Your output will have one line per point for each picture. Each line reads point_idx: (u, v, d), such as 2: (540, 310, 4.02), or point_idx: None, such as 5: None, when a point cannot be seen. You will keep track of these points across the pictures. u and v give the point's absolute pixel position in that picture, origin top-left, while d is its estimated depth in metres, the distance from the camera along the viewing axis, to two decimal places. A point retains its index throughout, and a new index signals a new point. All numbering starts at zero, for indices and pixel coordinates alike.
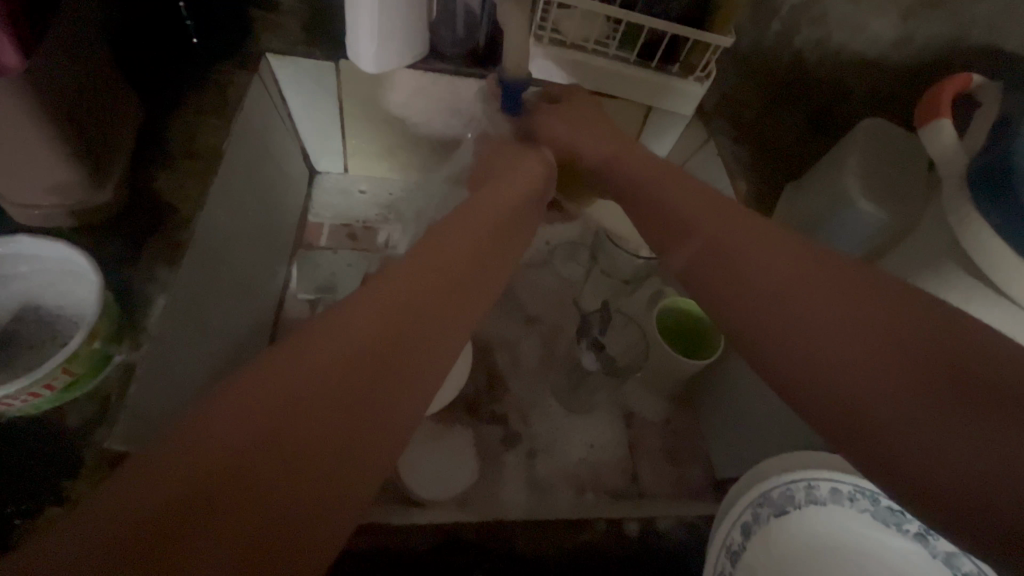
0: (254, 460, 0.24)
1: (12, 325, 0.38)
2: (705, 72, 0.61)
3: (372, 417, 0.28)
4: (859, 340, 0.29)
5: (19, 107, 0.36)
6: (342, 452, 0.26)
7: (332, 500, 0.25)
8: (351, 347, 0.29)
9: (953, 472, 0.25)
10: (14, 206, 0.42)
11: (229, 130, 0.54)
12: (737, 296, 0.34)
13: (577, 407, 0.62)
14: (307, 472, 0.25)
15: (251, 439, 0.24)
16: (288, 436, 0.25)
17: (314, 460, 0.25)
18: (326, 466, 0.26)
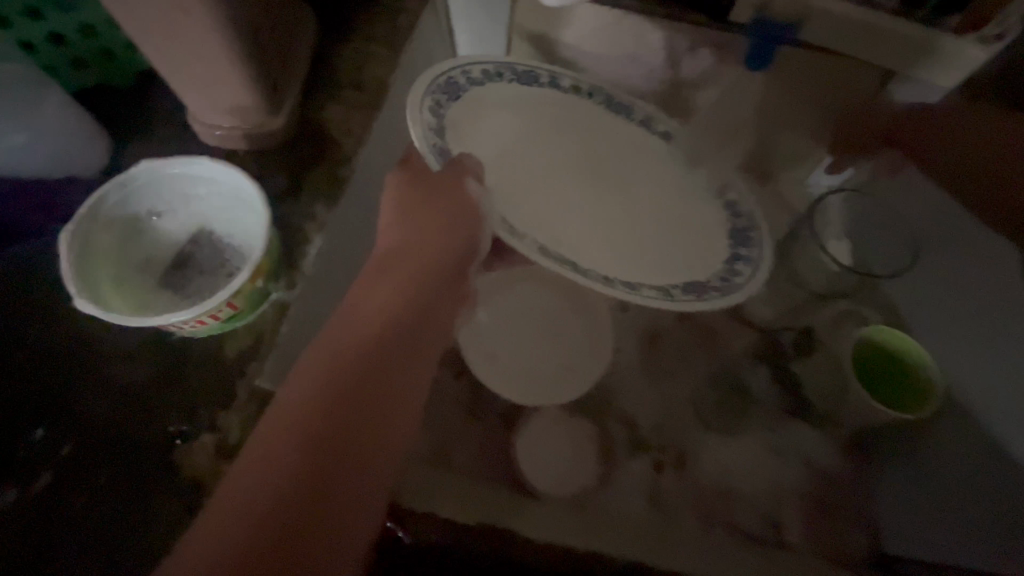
0: (290, 450, 0.26)
1: (186, 247, 0.38)
2: (999, 31, 0.43)
3: (389, 384, 0.30)
4: None
5: (210, 23, 0.34)
6: (360, 426, 0.28)
7: (374, 456, 0.28)
8: (336, 351, 0.30)
9: None
10: (199, 124, 0.43)
11: (396, 62, 0.50)
12: None
13: (722, 429, 0.53)
14: (341, 441, 0.27)
15: (275, 448, 0.26)
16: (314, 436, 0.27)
17: (338, 443, 0.27)
18: (361, 439, 0.28)
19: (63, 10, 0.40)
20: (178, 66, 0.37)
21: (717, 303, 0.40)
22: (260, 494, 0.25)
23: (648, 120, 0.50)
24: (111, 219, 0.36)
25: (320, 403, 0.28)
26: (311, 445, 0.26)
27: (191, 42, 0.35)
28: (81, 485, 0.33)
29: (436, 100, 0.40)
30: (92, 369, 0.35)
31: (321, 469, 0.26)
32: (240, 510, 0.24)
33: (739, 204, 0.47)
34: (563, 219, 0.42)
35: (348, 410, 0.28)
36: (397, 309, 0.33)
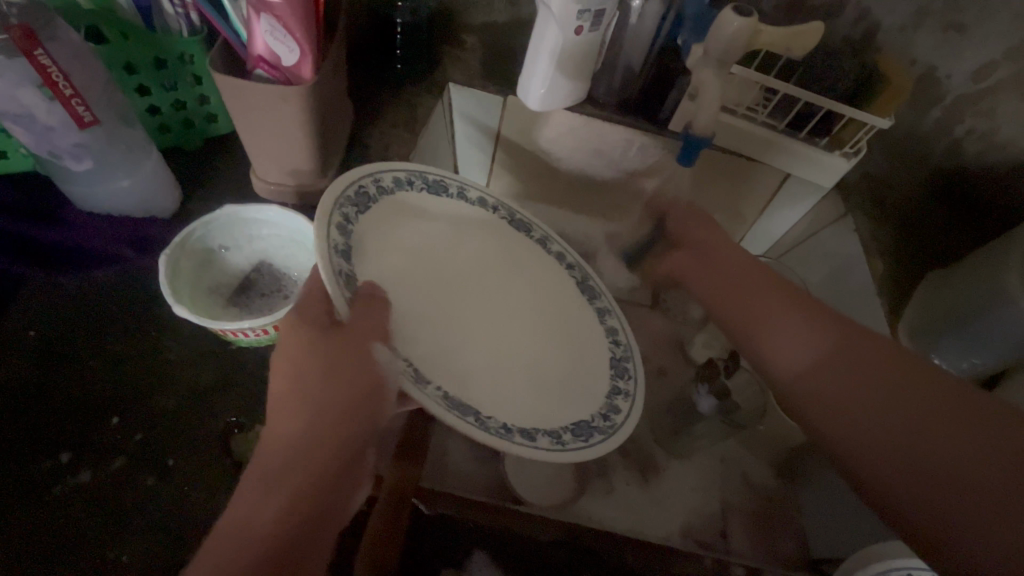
0: None
1: (250, 273, 0.48)
2: (853, 149, 0.63)
3: (327, 499, 0.34)
4: (921, 457, 0.35)
5: (296, 108, 0.46)
6: (300, 554, 0.31)
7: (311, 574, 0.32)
8: (277, 460, 0.33)
9: (955, 520, 0.32)
10: (258, 180, 0.53)
11: (415, 143, 0.63)
12: (861, 435, 0.38)
13: (677, 451, 0.61)
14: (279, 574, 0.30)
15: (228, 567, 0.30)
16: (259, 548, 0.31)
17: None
18: (295, 562, 0.31)
19: (164, 90, 0.50)
20: (258, 136, 0.48)
21: (599, 445, 0.43)
22: None
23: (542, 239, 0.59)
24: (194, 248, 0.44)
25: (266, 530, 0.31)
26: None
27: (277, 123, 0.47)
28: (153, 465, 0.39)
29: (344, 215, 0.40)
30: (162, 373, 0.42)
31: None
32: None
33: (618, 331, 0.56)
34: (454, 351, 0.44)
35: (287, 542, 0.31)
36: (339, 418, 0.35)
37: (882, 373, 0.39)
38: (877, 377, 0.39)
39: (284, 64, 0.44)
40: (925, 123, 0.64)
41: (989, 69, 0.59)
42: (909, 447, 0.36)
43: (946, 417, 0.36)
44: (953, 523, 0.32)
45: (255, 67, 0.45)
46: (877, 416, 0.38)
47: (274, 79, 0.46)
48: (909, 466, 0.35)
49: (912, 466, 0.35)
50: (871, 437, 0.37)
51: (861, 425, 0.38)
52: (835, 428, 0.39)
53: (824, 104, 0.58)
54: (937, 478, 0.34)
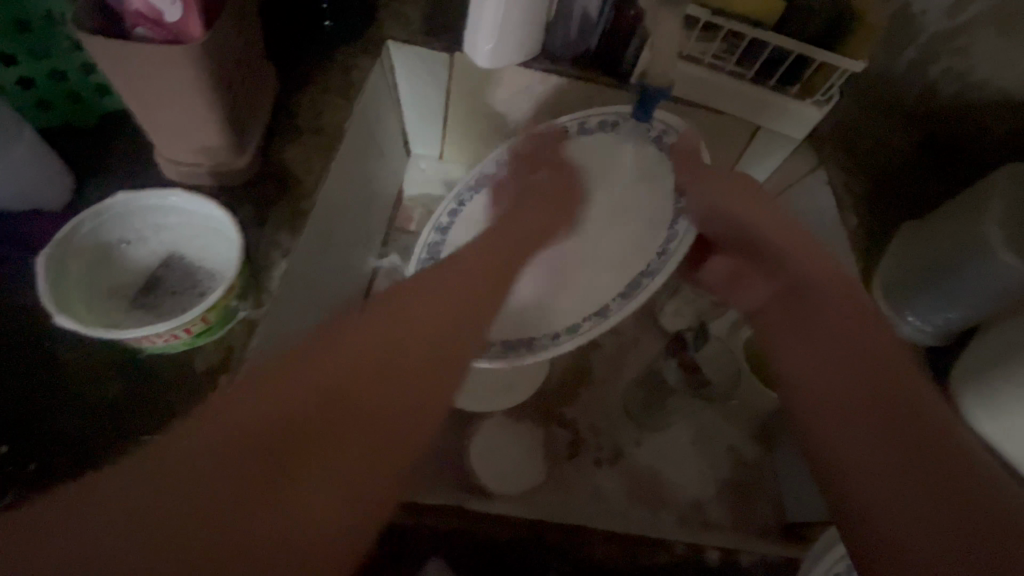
0: (259, 445, 0.29)
1: (158, 270, 0.42)
2: (826, 96, 0.58)
3: (395, 414, 0.34)
4: (866, 448, 0.35)
5: (191, 74, 0.39)
6: (357, 441, 0.32)
7: (350, 471, 0.31)
8: (389, 338, 0.36)
9: (874, 495, 0.33)
10: (164, 161, 0.46)
11: (351, 110, 0.56)
12: (801, 383, 0.41)
13: (650, 425, 0.58)
14: (308, 447, 0.30)
15: (230, 427, 0.29)
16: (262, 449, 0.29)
17: (313, 435, 0.31)
18: (339, 445, 0.31)
19: (36, 58, 0.43)
20: (153, 111, 0.42)
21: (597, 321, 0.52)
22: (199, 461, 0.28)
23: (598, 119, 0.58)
24: (85, 246, 0.39)
25: (328, 408, 0.32)
26: (279, 438, 0.30)
27: (172, 92, 0.40)
28: (56, 497, 0.35)
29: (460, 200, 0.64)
30: (65, 392, 0.38)
31: (285, 450, 0.30)
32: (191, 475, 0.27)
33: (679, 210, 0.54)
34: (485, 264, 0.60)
35: (333, 425, 0.31)
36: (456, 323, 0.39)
37: (865, 354, 0.39)
38: (857, 359, 0.39)
39: (167, 19, 0.38)
40: (899, 65, 0.60)
41: (965, 2, 0.53)
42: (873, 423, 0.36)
43: (900, 402, 0.36)
44: (873, 504, 0.33)
45: (134, 25, 0.38)
46: (835, 391, 0.39)
47: (157, 38, 0.39)
48: (842, 447, 0.36)
49: (848, 425, 0.37)
50: (852, 414, 0.37)
51: (821, 394, 0.39)
52: (804, 395, 0.40)
53: (795, 49, 0.53)
54: (888, 464, 0.33)
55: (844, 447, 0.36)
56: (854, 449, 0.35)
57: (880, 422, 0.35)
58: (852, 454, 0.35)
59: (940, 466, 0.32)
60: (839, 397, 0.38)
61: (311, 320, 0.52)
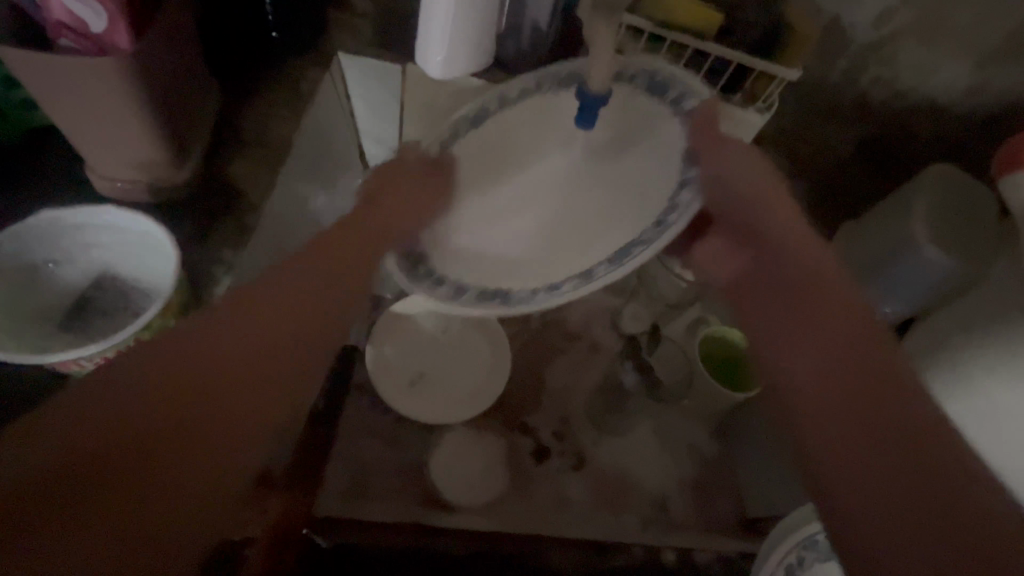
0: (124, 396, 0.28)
1: (91, 291, 0.40)
2: (767, 103, 0.60)
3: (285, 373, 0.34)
4: (854, 455, 0.36)
5: (122, 86, 0.37)
6: (244, 392, 0.32)
7: (237, 441, 0.31)
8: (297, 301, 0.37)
9: (887, 530, 0.33)
10: (98, 177, 0.44)
11: (299, 121, 0.55)
12: (799, 395, 0.41)
13: (612, 428, 0.59)
14: (203, 393, 0.30)
15: (78, 426, 0.26)
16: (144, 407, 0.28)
17: (207, 397, 0.30)
18: (233, 393, 0.31)
19: None
20: (82, 125, 0.40)
21: (607, 276, 0.50)
22: (111, 422, 0.27)
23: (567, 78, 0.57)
24: (8, 269, 0.37)
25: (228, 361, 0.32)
26: (152, 401, 0.28)
27: (101, 105, 0.38)
28: None
29: (458, 128, 0.57)
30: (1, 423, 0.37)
31: (139, 432, 0.27)
32: (98, 433, 0.26)
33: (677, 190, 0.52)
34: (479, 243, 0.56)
35: (228, 382, 0.31)
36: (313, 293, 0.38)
37: (871, 377, 0.38)
38: (859, 376, 0.39)
39: (93, 31, 0.36)
40: (833, 72, 0.63)
41: (890, 14, 0.57)
42: (844, 424, 0.38)
43: (888, 409, 0.37)
44: (874, 522, 0.33)
45: (57, 37, 0.37)
46: (824, 405, 0.39)
47: (82, 51, 0.37)
48: (827, 453, 0.37)
49: (852, 449, 0.36)
50: (853, 429, 0.37)
51: (810, 398, 0.40)
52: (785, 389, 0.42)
53: (735, 59, 0.56)
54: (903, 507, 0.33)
55: (850, 472, 0.36)
56: (844, 457, 0.36)
57: (889, 447, 0.35)
58: (837, 462, 0.37)
59: (938, 487, 0.33)
60: (835, 411, 0.38)
61: None
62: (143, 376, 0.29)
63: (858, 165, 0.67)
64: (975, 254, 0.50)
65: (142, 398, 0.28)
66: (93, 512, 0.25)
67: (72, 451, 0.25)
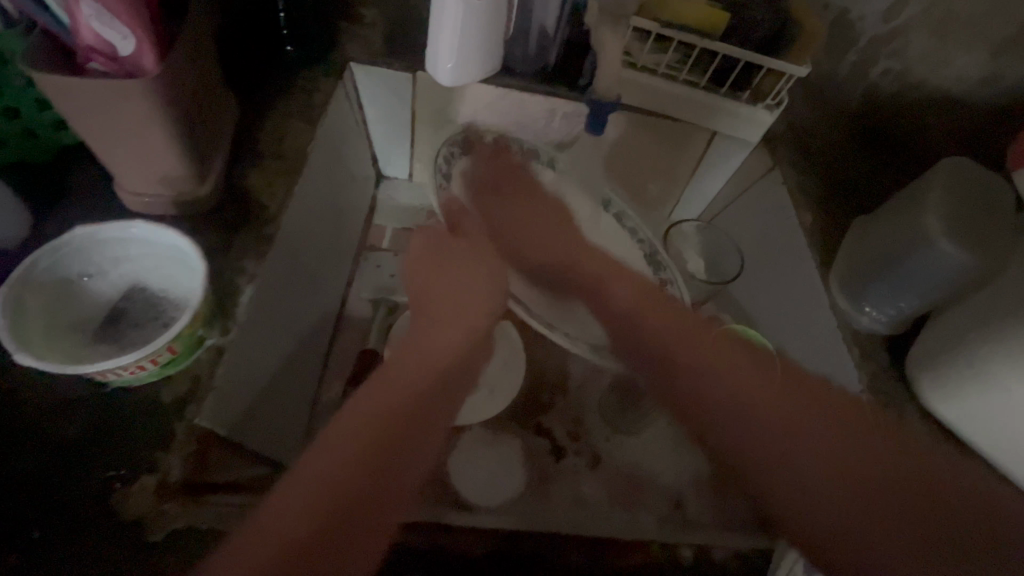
0: (293, 523, 0.33)
1: (120, 303, 0.42)
2: (776, 100, 0.60)
3: (410, 445, 0.40)
4: (814, 479, 0.45)
5: (150, 105, 0.39)
6: (390, 461, 0.38)
7: (383, 514, 0.37)
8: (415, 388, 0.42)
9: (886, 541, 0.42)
10: (125, 193, 0.46)
11: (314, 133, 0.56)
12: (750, 441, 0.48)
13: (627, 427, 0.59)
14: (375, 467, 0.37)
15: (282, 526, 0.33)
16: (331, 487, 0.35)
17: (368, 503, 0.36)
18: (385, 468, 0.38)
19: None
20: (110, 143, 0.42)
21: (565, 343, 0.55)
22: (303, 505, 0.34)
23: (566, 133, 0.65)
24: (44, 282, 0.39)
25: (358, 455, 0.37)
26: (338, 475, 0.36)
27: (129, 124, 0.40)
28: (14, 541, 0.35)
29: (449, 153, 0.58)
30: (32, 431, 0.39)
31: (331, 511, 0.35)
32: (291, 510, 0.34)
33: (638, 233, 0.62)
34: (504, 274, 0.55)
35: (385, 465, 0.38)
36: (428, 391, 0.43)
37: (835, 419, 0.47)
38: (820, 416, 0.48)
39: (121, 54, 0.38)
40: (842, 68, 0.63)
41: (899, 8, 0.56)
42: (815, 488, 0.45)
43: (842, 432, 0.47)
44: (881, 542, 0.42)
45: (87, 60, 0.38)
46: (807, 463, 0.46)
47: (111, 73, 0.39)
48: (786, 485, 0.46)
49: (812, 470, 0.46)
50: (803, 499, 0.45)
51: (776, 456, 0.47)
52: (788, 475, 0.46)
53: (743, 57, 0.55)
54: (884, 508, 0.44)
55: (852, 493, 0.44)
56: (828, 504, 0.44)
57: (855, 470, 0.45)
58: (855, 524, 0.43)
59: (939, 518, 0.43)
60: (802, 449, 0.47)
61: (284, 344, 0.52)
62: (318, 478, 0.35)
63: (871, 161, 0.66)
64: (991, 246, 0.50)
65: (316, 506, 0.34)
66: (275, 557, 0.32)
67: (286, 539, 0.33)
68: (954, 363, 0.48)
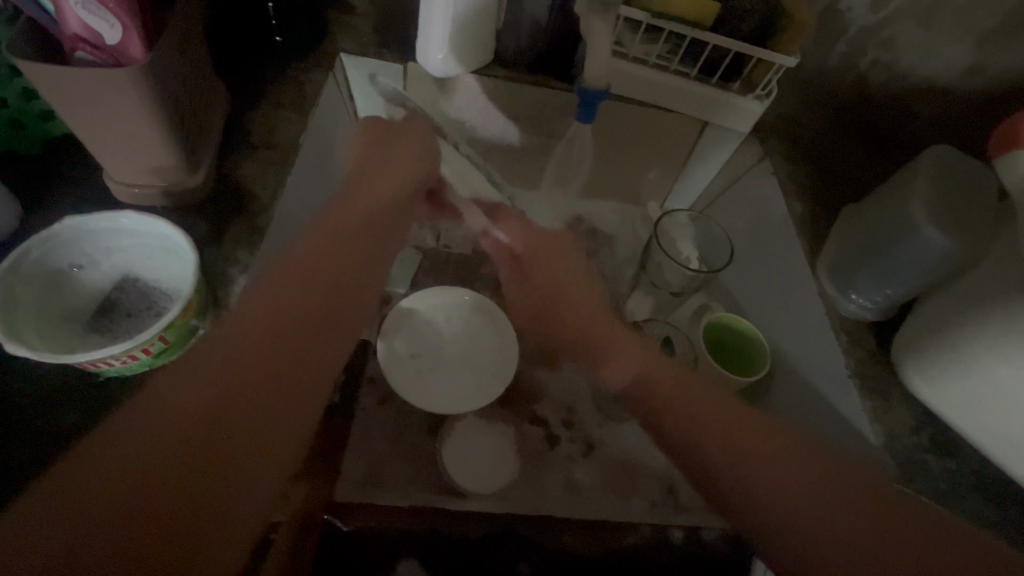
0: (137, 440, 0.26)
1: (112, 294, 0.42)
2: (766, 90, 0.60)
3: (319, 346, 0.36)
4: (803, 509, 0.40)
5: (138, 95, 0.39)
6: (245, 418, 0.30)
7: (248, 483, 0.28)
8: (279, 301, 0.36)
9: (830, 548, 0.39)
10: (115, 183, 0.46)
11: (305, 123, 0.56)
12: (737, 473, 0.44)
13: (620, 415, 0.60)
14: (227, 425, 0.29)
15: (130, 446, 0.25)
16: (202, 408, 0.28)
17: (237, 425, 0.29)
18: (246, 421, 0.30)
19: None
20: (99, 133, 0.41)
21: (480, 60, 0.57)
22: (157, 433, 0.27)
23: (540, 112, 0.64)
24: (35, 272, 0.39)
25: (236, 369, 0.31)
26: (197, 417, 0.28)
27: (117, 114, 0.40)
28: None
29: None
30: (27, 421, 0.39)
31: (188, 449, 0.27)
32: (107, 464, 0.25)
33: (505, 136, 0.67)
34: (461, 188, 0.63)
35: (261, 377, 0.31)
36: (327, 277, 0.39)
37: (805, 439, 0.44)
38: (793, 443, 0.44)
39: (108, 42, 0.38)
40: (831, 58, 0.64)
41: None
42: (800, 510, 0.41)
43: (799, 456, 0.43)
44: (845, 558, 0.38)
45: (73, 49, 0.38)
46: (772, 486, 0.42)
47: (99, 61, 0.39)
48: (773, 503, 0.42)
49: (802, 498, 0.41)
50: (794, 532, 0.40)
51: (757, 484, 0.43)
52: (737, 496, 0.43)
53: (732, 47, 0.55)
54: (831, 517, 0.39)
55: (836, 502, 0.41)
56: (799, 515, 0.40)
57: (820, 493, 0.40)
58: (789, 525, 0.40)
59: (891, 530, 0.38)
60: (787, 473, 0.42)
61: None
62: (164, 435, 0.27)
63: (860, 148, 0.67)
64: (975, 234, 0.51)
65: (197, 412, 0.28)
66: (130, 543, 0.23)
67: (147, 456, 0.26)
68: (942, 350, 0.49)
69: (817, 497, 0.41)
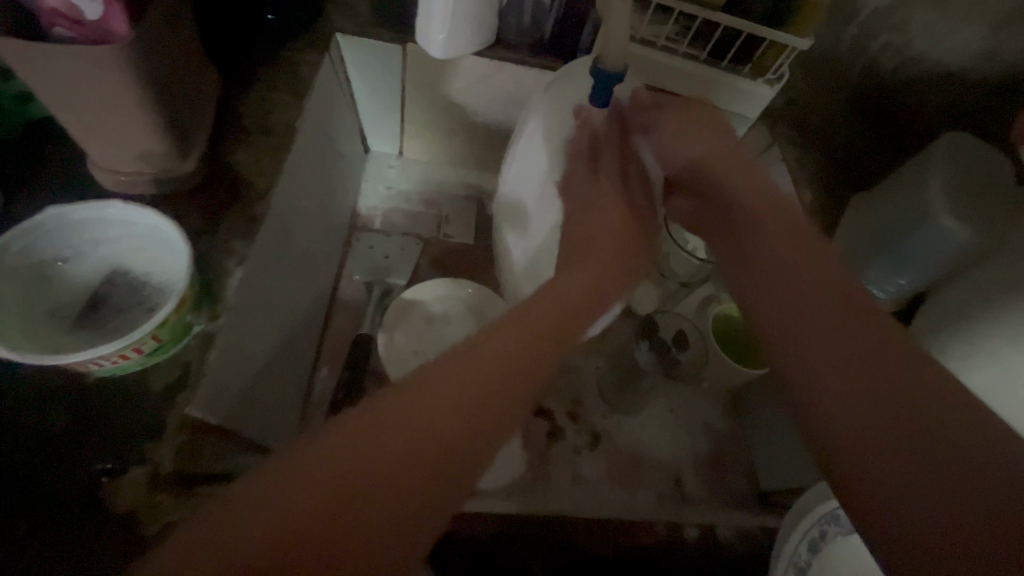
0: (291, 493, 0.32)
1: (101, 288, 0.40)
2: (777, 75, 0.58)
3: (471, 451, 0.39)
4: (850, 409, 0.34)
5: (122, 76, 0.36)
6: (445, 464, 0.37)
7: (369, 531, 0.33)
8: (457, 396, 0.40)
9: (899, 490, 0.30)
10: (101, 170, 0.43)
11: (300, 107, 0.53)
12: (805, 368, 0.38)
13: (627, 407, 0.59)
14: (398, 482, 0.35)
15: (253, 522, 0.31)
16: (386, 468, 0.35)
17: (380, 495, 0.34)
18: (393, 485, 0.35)
19: None
20: (81, 117, 0.39)
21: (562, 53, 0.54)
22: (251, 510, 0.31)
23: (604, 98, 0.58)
24: (18, 267, 0.37)
25: (411, 450, 0.36)
26: (357, 469, 0.35)
27: (101, 97, 0.37)
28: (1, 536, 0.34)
29: None
30: (16, 424, 0.37)
31: (328, 511, 0.32)
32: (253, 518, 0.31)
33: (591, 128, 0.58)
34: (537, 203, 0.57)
35: (418, 468, 0.36)
36: (507, 370, 0.43)
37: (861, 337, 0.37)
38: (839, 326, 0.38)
39: (88, 18, 0.35)
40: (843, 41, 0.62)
41: None
42: (842, 424, 0.34)
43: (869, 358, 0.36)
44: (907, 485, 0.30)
45: (50, 25, 0.36)
46: (836, 390, 0.35)
47: (79, 39, 0.36)
48: (825, 424, 0.35)
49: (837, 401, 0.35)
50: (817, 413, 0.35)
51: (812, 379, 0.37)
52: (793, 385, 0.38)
53: (745, 29, 0.53)
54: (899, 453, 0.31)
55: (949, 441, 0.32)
56: (869, 440, 0.33)
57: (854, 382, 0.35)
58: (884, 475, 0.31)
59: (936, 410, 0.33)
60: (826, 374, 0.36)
61: (278, 330, 0.50)
62: (326, 483, 0.33)
63: (871, 136, 0.66)
64: (992, 221, 0.49)
65: (317, 496, 0.33)
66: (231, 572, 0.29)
67: (263, 531, 0.31)
68: (956, 343, 0.48)
69: (834, 403, 0.35)
